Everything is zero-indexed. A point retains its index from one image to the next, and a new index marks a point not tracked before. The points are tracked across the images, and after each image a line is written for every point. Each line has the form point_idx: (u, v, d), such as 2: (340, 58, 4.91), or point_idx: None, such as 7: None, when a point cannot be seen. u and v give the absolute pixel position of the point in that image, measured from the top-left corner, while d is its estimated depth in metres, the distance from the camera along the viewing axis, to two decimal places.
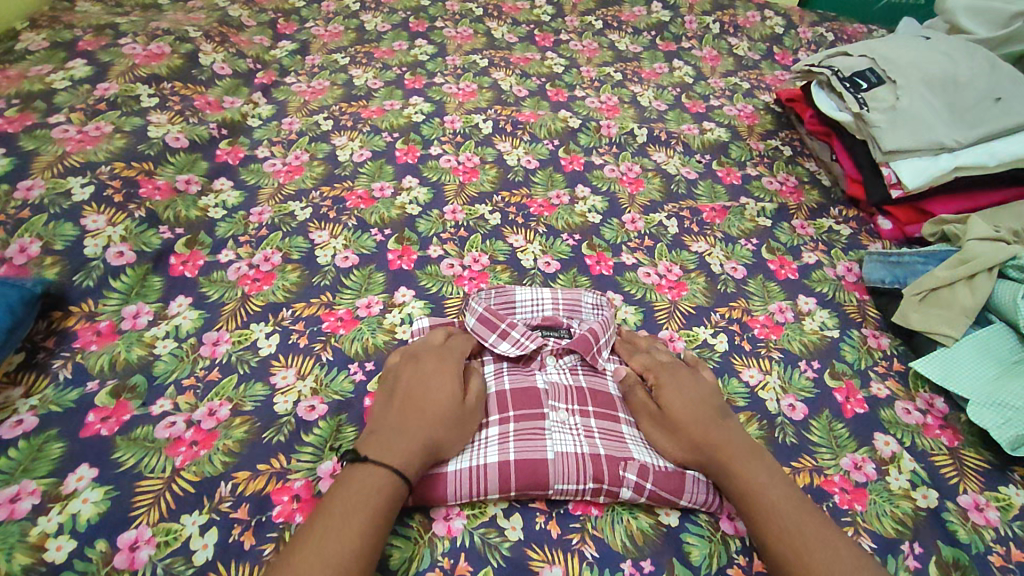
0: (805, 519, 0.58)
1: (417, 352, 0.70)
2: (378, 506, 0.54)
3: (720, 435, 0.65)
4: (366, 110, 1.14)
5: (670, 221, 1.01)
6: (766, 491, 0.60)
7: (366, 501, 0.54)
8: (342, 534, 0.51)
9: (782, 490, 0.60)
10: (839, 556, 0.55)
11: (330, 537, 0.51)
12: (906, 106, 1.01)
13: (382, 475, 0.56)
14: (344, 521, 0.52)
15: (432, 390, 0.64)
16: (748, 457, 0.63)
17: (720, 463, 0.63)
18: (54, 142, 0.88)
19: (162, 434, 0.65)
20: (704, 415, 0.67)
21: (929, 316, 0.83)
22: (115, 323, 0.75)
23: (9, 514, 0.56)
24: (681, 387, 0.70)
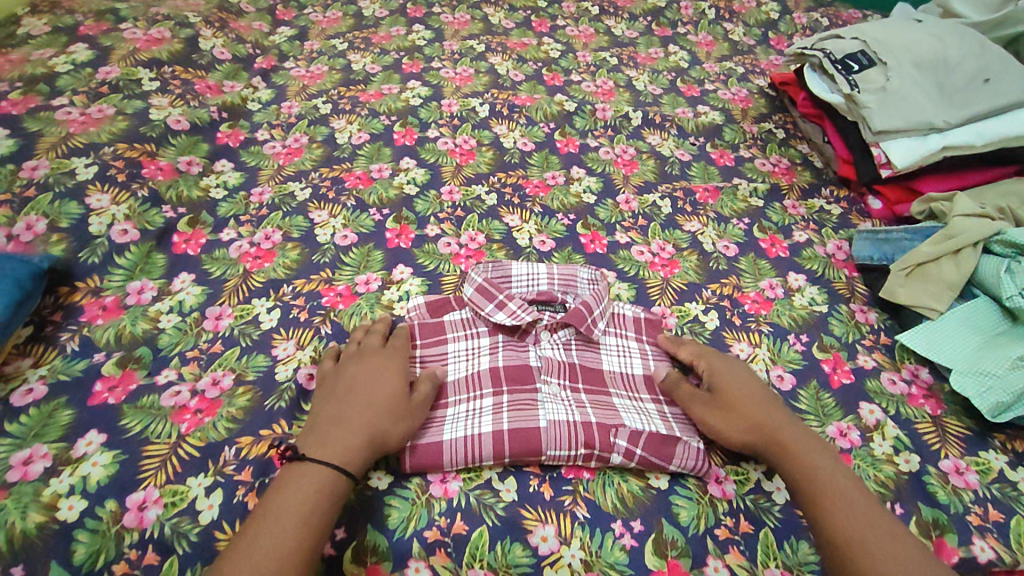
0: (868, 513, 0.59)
1: (359, 348, 0.70)
2: (317, 504, 0.55)
3: (777, 419, 0.67)
4: (364, 94, 1.15)
5: (663, 201, 1.03)
6: (831, 484, 0.61)
7: (306, 499, 0.55)
8: (277, 535, 0.52)
9: (844, 483, 0.62)
10: (897, 544, 0.56)
11: (264, 537, 0.51)
12: (896, 87, 1.03)
13: (324, 472, 0.56)
14: (281, 520, 0.53)
15: (372, 387, 0.65)
16: (812, 449, 0.64)
17: (782, 450, 0.64)
18: (57, 124, 0.90)
19: (167, 402, 0.67)
20: (759, 400, 0.69)
21: (914, 290, 0.85)
22: (121, 298, 0.77)
23: (22, 476, 0.59)
24: (736, 374, 0.71)
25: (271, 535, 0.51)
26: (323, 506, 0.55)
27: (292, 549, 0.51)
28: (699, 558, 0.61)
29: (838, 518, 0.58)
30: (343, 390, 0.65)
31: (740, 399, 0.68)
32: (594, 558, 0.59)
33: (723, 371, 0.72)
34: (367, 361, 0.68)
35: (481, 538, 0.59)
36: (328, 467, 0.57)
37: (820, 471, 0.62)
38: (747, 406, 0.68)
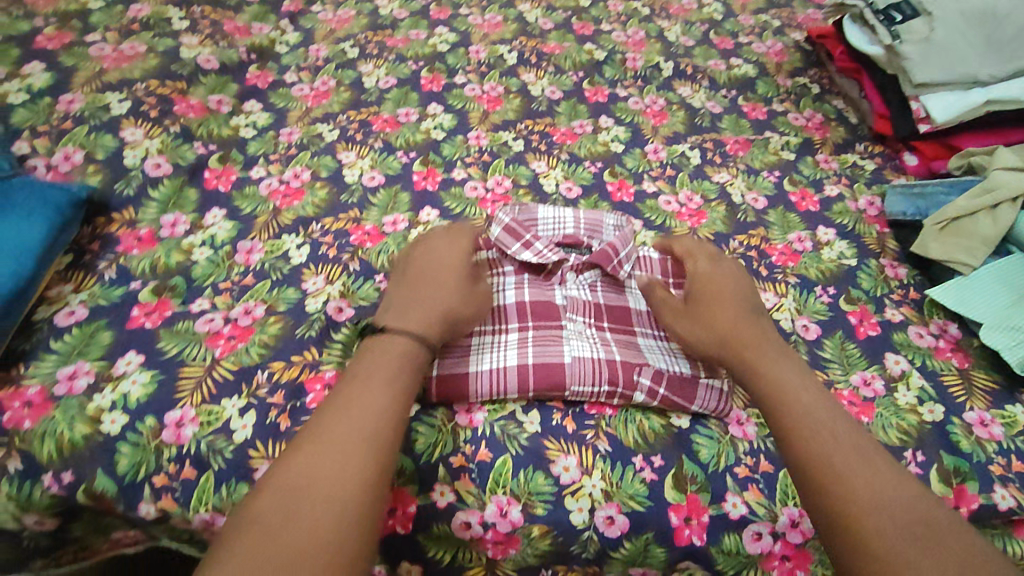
0: (839, 428, 0.55)
1: (424, 242, 0.71)
2: (397, 376, 0.56)
3: (748, 334, 0.65)
4: (392, 39, 1.14)
5: (692, 152, 1.02)
6: (801, 399, 0.58)
7: (386, 371, 0.56)
8: (361, 398, 0.53)
9: (816, 399, 0.58)
10: (872, 466, 0.52)
11: (350, 400, 0.52)
12: (941, 39, 0.98)
13: (398, 344, 0.59)
14: (366, 386, 0.54)
15: (441, 271, 0.67)
16: (781, 361, 0.62)
17: (752, 363, 0.62)
18: (91, 59, 0.91)
19: (202, 328, 0.69)
20: (733, 309, 0.67)
21: (949, 245, 0.83)
22: (155, 230, 0.78)
23: (67, 390, 0.61)
24: (721, 284, 0.69)
25: (356, 397, 0.53)
26: (404, 375, 0.56)
27: (381, 410, 0.52)
28: (717, 494, 0.62)
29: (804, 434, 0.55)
30: (407, 277, 0.67)
31: (716, 306, 0.67)
32: (615, 489, 0.61)
33: (711, 284, 0.69)
34: (429, 250, 0.70)
35: (505, 466, 0.61)
36: (402, 339, 0.59)
37: (791, 387, 0.59)
38: (723, 315, 0.66)
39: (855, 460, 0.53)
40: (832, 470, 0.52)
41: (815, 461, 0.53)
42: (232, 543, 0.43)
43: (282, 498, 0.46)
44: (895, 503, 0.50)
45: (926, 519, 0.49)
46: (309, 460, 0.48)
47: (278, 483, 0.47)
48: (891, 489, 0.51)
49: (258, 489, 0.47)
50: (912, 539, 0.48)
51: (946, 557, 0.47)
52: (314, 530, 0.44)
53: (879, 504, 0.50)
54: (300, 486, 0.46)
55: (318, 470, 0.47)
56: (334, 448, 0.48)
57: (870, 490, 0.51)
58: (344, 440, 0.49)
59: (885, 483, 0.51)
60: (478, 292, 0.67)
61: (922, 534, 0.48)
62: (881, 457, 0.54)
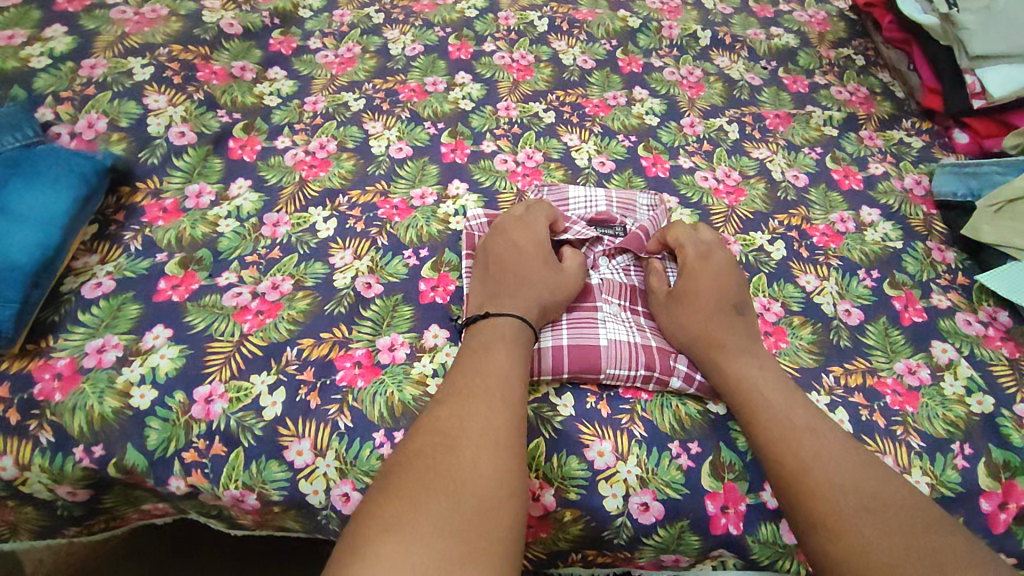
0: (802, 416, 0.57)
1: (500, 223, 0.70)
2: (517, 349, 0.59)
3: (720, 328, 0.63)
4: (418, 4, 1.10)
5: (731, 126, 0.98)
6: (763, 390, 0.60)
7: (506, 344, 0.59)
8: (490, 367, 0.56)
9: (780, 389, 0.59)
10: (829, 445, 0.55)
11: (478, 371, 0.56)
12: (1003, 8, 0.93)
13: (508, 324, 0.60)
14: (491, 358, 0.57)
15: (525, 256, 0.67)
16: (745, 359, 0.62)
17: (716, 362, 0.62)
18: (113, 23, 0.89)
19: (229, 303, 0.67)
20: (707, 307, 0.65)
21: (1002, 228, 0.79)
22: (180, 202, 0.76)
23: (96, 363, 0.61)
24: (701, 271, 0.67)
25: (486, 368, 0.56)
26: (522, 351, 0.59)
27: (511, 380, 0.56)
28: (755, 483, 0.60)
29: (765, 424, 0.57)
30: (495, 259, 0.67)
31: (690, 303, 0.65)
32: (651, 475, 0.59)
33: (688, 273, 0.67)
34: (509, 231, 0.69)
35: (538, 449, 0.59)
36: (512, 320, 0.61)
37: (754, 378, 0.60)
38: (695, 313, 0.64)
39: (814, 444, 0.55)
40: (792, 455, 0.55)
41: (775, 448, 0.56)
42: (397, 487, 0.46)
43: (437, 449, 0.49)
44: (849, 481, 0.52)
45: (879, 495, 0.51)
46: (450, 420, 0.51)
47: (426, 437, 0.50)
48: (847, 469, 0.53)
49: (405, 443, 0.50)
50: (863, 514, 0.50)
51: (896, 529, 0.49)
52: (473, 478, 0.47)
53: (834, 483, 0.52)
54: (449, 440, 0.49)
55: (464, 427, 0.50)
56: (477, 411, 0.52)
57: (828, 471, 0.53)
58: (484, 404, 0.52)
59: (842, 464, 0.53)
60: (569, 267, 0.68)
61: (875, 508, 0.50)
62: (840, 439, 0.55)
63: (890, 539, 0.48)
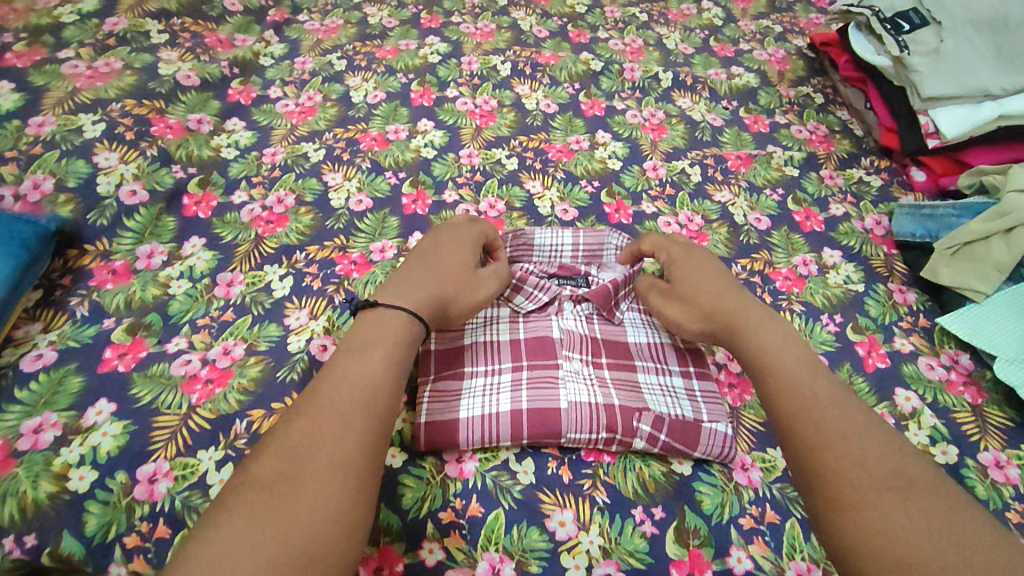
0: (819, 390, 0.53)
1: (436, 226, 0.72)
2: (398, 355, 0.55)
3: (732, 302, 0.63)
4: (380, 50, 1.10)
5: (693, 169, 0.98)
6: (781, 359, 0.56)
7: (387, 346, 0.55)
8: (367, 376, 0.51)
9: (796, 359, 0.56)
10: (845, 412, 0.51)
11: (353, 378, 0.51)
12: (951, 50, 0.94)
13: (400, 318, 0.57)
14: (362, 361, 0.52)
15: (444, 253, 0.67)
16: (761, 325, 0.60)
17: (732, 331, 0.61)
18: (63, 77, 0.87)
19: (178, 372, 0.65)
20: (709, 285, 0.66)
21: (960, 270, 0.80)
22: (130, 263, 0.74)
23: (32, 444, 0.58)
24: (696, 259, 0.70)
25: (357, 376, 0.51)
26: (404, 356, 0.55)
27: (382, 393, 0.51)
28: (722, 548, 0.58)
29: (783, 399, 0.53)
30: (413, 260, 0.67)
31: (687, 286, 0.67)
32: (613, 545, 0.57)
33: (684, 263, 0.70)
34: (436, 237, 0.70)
35: (497, 521, 0.58)
36: (407, 313, 0.58)
37: (771, 351, 0.57)
38: (701, 291, 0.66)
39: (835, 417, 0.50)
40: (807, 426, 0.51)
41: (791, 416, 0.52)
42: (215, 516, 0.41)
43: (278, 474, 0.44)
44: (870, 457, 0.47)
45: (903, 472, 0.46)
46: (305, 437, 0.46)
47: (269, 459, 0.45)
48: (868, 441, 0.48)
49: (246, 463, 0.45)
50: (885, 494, 0.45)
51: (916, 507, 0.44)
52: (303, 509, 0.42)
53: (853, 459, 0.47)
54: (293, 464, 0.44)
55: (313, 449, 0.45)
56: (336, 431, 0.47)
57: (846, 448, 0.48)
58: (338, 418, 0.48)
59: (864, 437, 0.49)
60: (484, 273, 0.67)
61: (898, 486, 0.45)
62: (863, 412, 0.51)
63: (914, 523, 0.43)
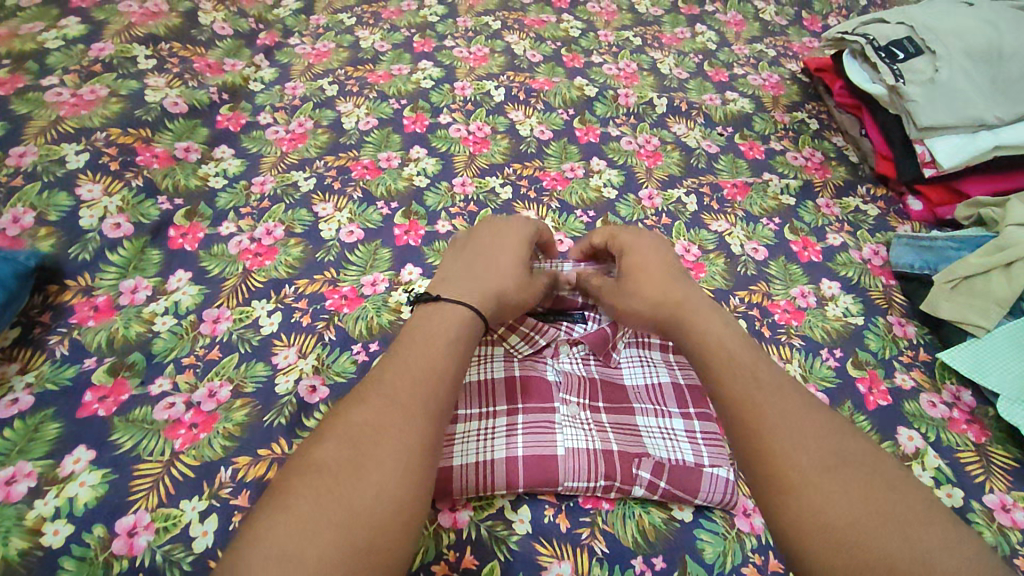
0: (776, 380, 0.53)
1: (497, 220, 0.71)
2: (455, 352, 0.55)
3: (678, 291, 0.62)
4: (372, 75, 1.09)
5: (689, 197, 0.97)
6: (728, 348, 0.56)
7: (449, 342, 0.55)
8: (427, 370, 0.52)
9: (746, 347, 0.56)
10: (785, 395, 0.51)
11: (411, 371, 0.51)
12: (945, 79, 0.94)
13: (464, 314, 0.57)
14: (423, 351, 0.53)
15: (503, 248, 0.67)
16: (704, 317, 0.59)
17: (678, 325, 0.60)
18: (47, 106, 0.85)
19: (161, 416, 0.63)
20: (654, 272, 0.64)
21: (960, 305, 0.79)
22: (113, 298, 0.72)
23: (4, 497, 0.55)
24: (645, 246, 0.68)
25: (415, 370, 0.51)
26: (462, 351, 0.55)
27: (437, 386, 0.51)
28: None
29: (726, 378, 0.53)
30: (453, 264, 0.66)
31: (636, 275, 0.65)
32: None
33: (632, 252, 0.68)
34: (483, 233, 0.69)
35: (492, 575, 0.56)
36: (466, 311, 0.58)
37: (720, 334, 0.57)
38: (647, 280, 0.64)
39: (789, 402, 0.51)
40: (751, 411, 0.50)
41: (737, 399, 0.51)
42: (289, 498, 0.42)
43: (342, 459, 0.44)
44: (820, 440, 0.48)
45: (846, 457, 0.47)
46: (367, 426, 0.46)
47: (330, 446, 0.45)
48: (806, 423, 0.49)
49: (304, 451, 0.45)
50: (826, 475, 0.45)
51: (851, 486, 0.45)
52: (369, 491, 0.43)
53: (797, 440, 0.48)
54: (357, 449, 0.45)
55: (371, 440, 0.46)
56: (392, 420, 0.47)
57: (798, 431, 0.48)
58: (399, 405, 0.48)
59: (801, 419, 0.49)
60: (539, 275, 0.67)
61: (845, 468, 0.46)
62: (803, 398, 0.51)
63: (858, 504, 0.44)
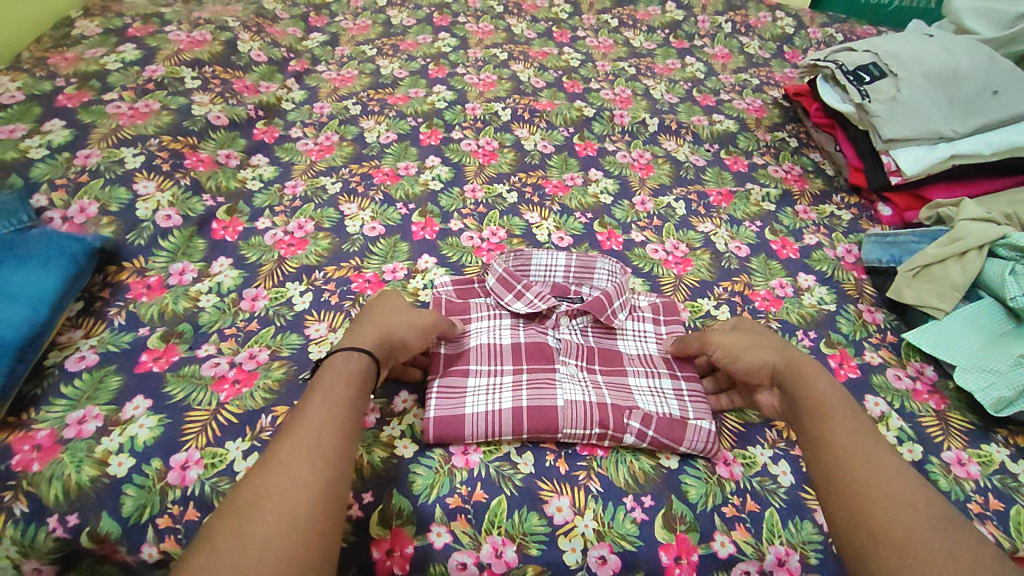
0: (878, 448, 0.58)
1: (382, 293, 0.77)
2: (337, 390, 0.59)
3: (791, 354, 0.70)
4: (392, 97, 1.21)
5: (678, 203, 1.07)
6: (821, 399, 0.63)
7: (332, 391, 0.59)
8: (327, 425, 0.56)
9: (852, 420, 0.61)
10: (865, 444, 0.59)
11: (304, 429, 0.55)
12: (906, 98, 1.05)
13: (342, 360, 0.62)
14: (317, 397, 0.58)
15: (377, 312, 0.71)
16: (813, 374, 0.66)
17: (794, 372, 0.67)
18: (108, 116, 0.96)
19: (207, 372, 0.72)
20: (771, 340, 0.72)
21: (922, 290, 0.87)
22: (163, 279, 0.81)
23: (76, 434, 0.64)
24: (756, 330, 0.75)
25: (309, 420, 0.56)
26: (347, 394, 0.60)
27: (326, 435, 0.55)
28: (706, 534, 0.63)
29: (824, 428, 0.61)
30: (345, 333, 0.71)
31: (759, 338, 0.72)
32: (607, 529, 0.63)
33: (750, 329, 0.75)
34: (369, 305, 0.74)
35: (500, 506, 0.63)
36: (349, 355, 0.63)
37: (826, 396, 0.64)
38: (771, 343, 0.71)
39: (883, 464, 0.57)
40: (838, 455, 0.58)
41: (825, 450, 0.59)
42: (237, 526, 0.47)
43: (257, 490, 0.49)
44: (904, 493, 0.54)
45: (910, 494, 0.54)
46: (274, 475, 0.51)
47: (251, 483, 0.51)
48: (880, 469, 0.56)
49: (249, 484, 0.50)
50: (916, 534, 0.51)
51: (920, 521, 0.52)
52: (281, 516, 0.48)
53: (891, 499, 0.54)
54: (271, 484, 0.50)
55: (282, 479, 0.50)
56: (285, 477, 0.50)
57: (873, 477, 0.56)
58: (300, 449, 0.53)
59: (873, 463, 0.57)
60: (402, 326, 0.69)
61: (932, 521, 0.52)
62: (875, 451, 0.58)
63: (933, 543, 0.50)
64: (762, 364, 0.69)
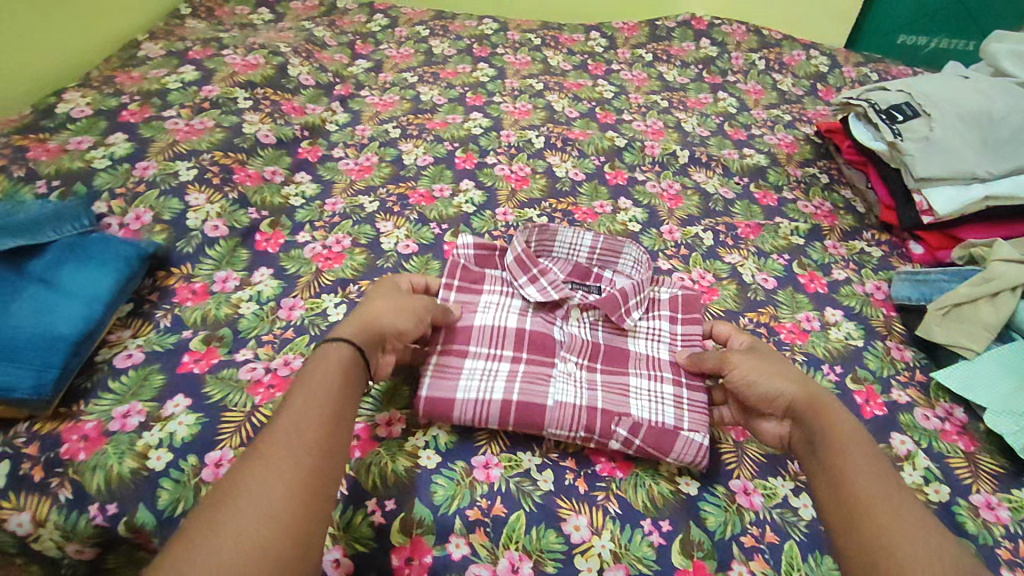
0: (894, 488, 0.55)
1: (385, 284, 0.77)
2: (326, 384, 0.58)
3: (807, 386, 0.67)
4: (430, 122, 1.25)
5: (706, 234, 1.08)
6: (841, 434, 0.60)
7: (320, 386, 0.57)
8: (312, 423, 0.54)
9: (869, 454, 0.58)
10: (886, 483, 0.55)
11: (285, 425, 0.53)
12: (939, 137, 1.05)
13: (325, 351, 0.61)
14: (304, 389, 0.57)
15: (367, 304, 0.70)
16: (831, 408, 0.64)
17: (811, 405, 0.64)
18: (165, 131, 1.02)
19: (245, 376, 0.75)
20: (787, 368, 0.70)
21: (952, 330, 0.87)
22: (208, 285, 0.86)
23: (120, 427, 0.67)
24: (774, 354, 0.73)
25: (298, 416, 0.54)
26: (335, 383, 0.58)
27: (308, 432, 0.53)
28: (723, 562, 0.63)
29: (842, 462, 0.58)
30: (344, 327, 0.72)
31: (776, 364, 0.70)
32: (623, 551, 0.63)
33: (769, 352, 0.73)
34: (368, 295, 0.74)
35: (518, 522, 0.64)
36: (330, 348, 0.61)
37: (845, 431, 0.61)
38: (787, 369, 0.69)
39: (906, 505, 0.53)
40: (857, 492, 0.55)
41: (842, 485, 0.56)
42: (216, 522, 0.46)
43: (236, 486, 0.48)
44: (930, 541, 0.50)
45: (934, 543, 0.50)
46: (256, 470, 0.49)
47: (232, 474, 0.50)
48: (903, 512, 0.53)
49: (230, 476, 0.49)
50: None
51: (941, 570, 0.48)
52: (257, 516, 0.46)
53: (913, 545, 0.50)
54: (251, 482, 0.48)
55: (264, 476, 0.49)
56: (268, 477, 0.49)
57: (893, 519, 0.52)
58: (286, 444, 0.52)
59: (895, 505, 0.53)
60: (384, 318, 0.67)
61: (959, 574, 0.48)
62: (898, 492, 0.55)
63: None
64: (778, 395, 0.67)
